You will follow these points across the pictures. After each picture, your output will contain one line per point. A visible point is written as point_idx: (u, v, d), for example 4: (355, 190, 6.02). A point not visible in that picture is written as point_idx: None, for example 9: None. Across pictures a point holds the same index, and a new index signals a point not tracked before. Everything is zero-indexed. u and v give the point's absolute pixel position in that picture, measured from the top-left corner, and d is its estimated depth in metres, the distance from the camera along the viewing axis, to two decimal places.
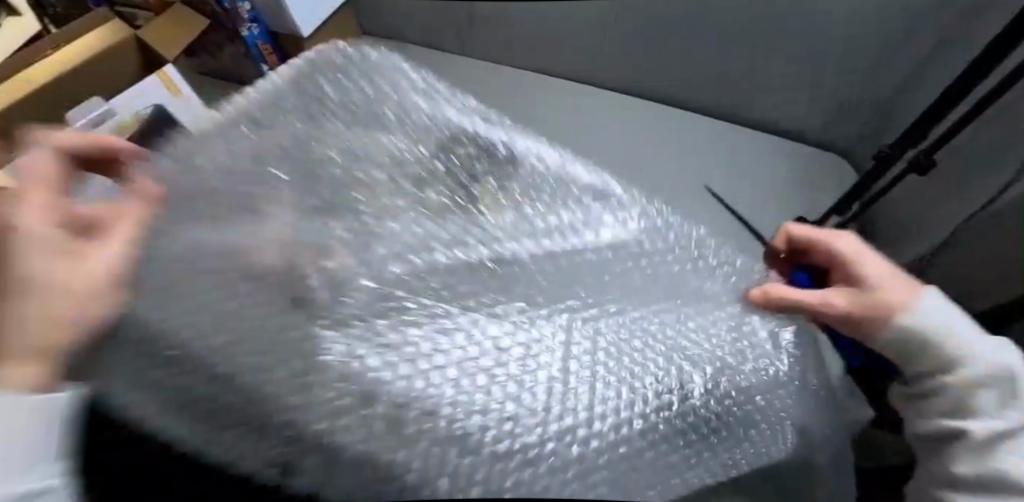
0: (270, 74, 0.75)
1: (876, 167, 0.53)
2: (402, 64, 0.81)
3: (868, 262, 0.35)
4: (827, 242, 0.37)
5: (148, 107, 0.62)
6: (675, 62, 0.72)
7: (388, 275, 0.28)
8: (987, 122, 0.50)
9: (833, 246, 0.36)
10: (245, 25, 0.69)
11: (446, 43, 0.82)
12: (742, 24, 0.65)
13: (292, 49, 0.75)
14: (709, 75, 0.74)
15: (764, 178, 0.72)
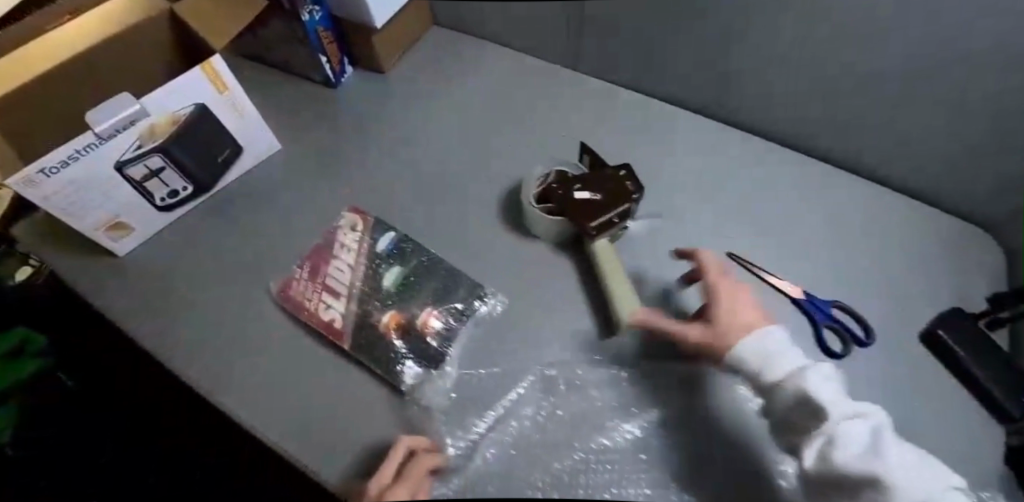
0: (328, 69, 0.63)
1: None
2: (477, 66, 0.69)
3: (729, 307, 0.41)
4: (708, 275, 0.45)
5: (188, 104, 0.51)
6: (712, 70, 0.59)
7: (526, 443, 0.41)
8: None
9: (717, 295, 0.42)
10: (305, 8, 0.56)
11: (530, 46, 0.69)
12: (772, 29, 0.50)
13: (358, 38, 0.62)
14: (708, 74, 0.60)
15: (864, 227, 0.58)
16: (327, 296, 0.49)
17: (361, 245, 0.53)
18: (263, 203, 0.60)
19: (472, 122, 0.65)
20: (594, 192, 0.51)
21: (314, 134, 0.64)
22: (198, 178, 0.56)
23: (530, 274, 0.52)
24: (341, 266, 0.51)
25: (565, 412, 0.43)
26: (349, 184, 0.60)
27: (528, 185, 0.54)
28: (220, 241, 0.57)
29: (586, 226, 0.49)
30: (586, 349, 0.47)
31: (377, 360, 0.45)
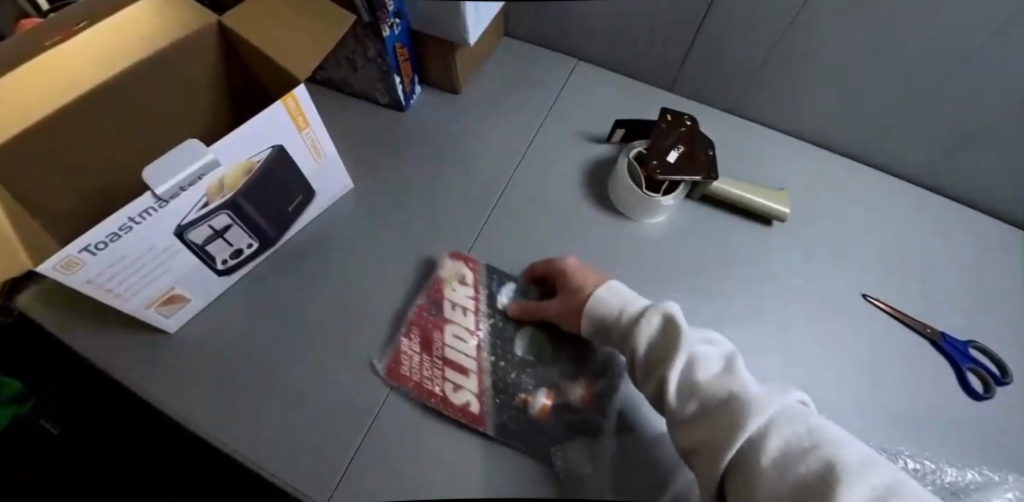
0: (400, 89, 0.54)
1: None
2: (565, 84, 0.59)
3: (575, 273, 0.44)
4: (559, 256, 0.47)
5: (267, 147, 0.41)
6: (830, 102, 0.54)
7: None
8: None
9: (555, 265, 0.46)
10: (387, 20, 0.46)
11: (621, 65, 0.59)
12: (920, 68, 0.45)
13: (435, 55, 0.53)
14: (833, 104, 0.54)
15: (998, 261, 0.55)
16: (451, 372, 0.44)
17: (474, 304, 0.47)
18: (338, 261, 0.50)
19: (572, 152, 0.55)
20: (674, 146, 0.49)
21: (387, 172, 0.54)
22: (266, 231, 0.46)
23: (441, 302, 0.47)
24: (459, 331, 0.46)
25: None
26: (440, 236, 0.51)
27: (625, 180, 0.49)
28: (294, 311, 0.48)
29: (700, 176, 0.48)
30: None
31: (526, 440, 0.42)
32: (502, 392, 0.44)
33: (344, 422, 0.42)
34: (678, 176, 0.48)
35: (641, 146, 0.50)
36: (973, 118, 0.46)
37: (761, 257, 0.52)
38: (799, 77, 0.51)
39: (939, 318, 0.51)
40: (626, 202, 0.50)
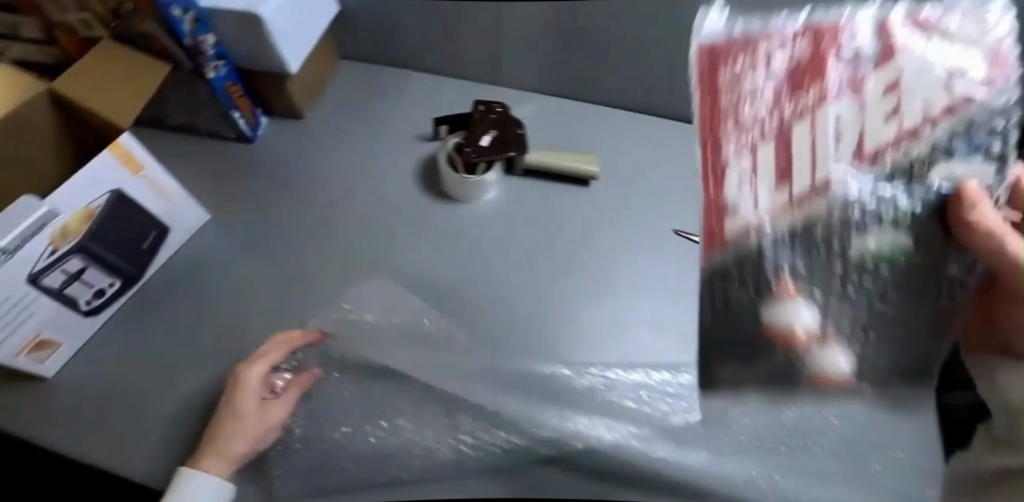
0: (242, 122, 0.60)
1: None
2: (401, 88, 0.67)
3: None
4: None
5: (103, 193, 0.46)
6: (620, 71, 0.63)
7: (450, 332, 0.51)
8: None
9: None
10: (209, 64, 0.53)
11: (449, 67, 0.68)
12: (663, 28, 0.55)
13: (268, 87, 0.60)
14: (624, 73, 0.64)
15: None
16: (844, 143, 0.29)
17: (903, 76, 0.27)
18: (208, 279, 0.55)
19: (411, 149, 0.62)
20: (486, 131, 0.57)
21: (246, 194, 0.60)
22: (125, 269, 0.51)
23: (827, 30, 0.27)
24: (841, 114, 0.28)
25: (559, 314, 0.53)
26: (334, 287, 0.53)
27: (444, 168, 0.57)
28: (166, 333, 0.52)
29: (510, 153, 0.56)
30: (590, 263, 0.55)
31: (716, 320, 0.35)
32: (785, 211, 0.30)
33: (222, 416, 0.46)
34: (490, 156, 0.55)
35: (457, 138, 0.58)
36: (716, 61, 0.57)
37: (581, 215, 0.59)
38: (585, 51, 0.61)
39: None
40: (512, 183, 0.59)
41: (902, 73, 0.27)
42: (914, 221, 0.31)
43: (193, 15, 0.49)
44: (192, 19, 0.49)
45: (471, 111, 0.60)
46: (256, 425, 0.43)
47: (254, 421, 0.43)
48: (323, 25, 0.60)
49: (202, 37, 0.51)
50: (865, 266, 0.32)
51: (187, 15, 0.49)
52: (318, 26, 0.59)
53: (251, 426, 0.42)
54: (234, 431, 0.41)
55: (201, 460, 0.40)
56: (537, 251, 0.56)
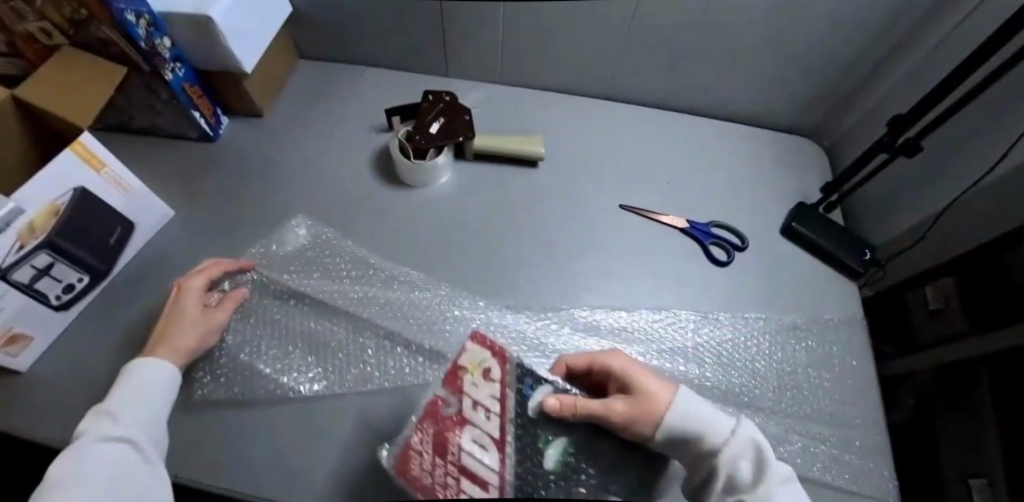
0: (203, 122, 0.62)
1: (865, 156, 0.58)
2: (357, 83, 0.70)
3: (634, 371, 0.42)
4: (602, 361, 0.43)
5: (69, 189, 0.48)
6: (562, 58, 0.67)
7: (401, 279, 0.57)
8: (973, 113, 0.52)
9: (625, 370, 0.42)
10: (166, 65, 0.56)
11: (403, 61, 0.71)
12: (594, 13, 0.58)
13: (227, 88, 0.63)
14: (567, 59, 0.67)
15: (728, 157, 0.69)
16: (479, 440, 0.34)
17: (498, 409, 0.35)
18: (176, 272, 0.58)
19: (366, 140, 0.65)
20: (436, 119, 0.60)
21: (211, 190, 0.63)
22: (94, 265, 0.53)
23: (431, 403, 0.36)
24: (490, 410, 0.35)
25: (494, 255, 0.58)
26: (305, 262, 0.58)
27: (396, 154, 0.59)
28: (139, 323, 0.55)
29: (457, 138, 0.59)
30: (541, 223, 0.60)
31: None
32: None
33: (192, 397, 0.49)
34: (439, 141, 0.58)
35: (408, 126, 0.61)
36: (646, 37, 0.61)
37: (530, 193, 0.62)
38: (527, 39, 0.64)
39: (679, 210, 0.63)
40: (469, 167, 0.63)
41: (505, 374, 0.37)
42: (584, 452, 0.35)
43: (148, 19, 0.52)
44: (147, 23, 0.52)
45: (421, 101, 0.63)
46: (199, 323, 0.48)
47: (196, 320, 0.48)
48: (278, 25, 0.63)
49: (157, 41, 0.54)
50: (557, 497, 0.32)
51: (141, 19, 0.52)
52: (271, 26, 0.62)
53: (194, 324, 0.48)
54: (181, 326, 0.47)
55: (155, 354, 0.45)
56: (488, 212, 0.61)
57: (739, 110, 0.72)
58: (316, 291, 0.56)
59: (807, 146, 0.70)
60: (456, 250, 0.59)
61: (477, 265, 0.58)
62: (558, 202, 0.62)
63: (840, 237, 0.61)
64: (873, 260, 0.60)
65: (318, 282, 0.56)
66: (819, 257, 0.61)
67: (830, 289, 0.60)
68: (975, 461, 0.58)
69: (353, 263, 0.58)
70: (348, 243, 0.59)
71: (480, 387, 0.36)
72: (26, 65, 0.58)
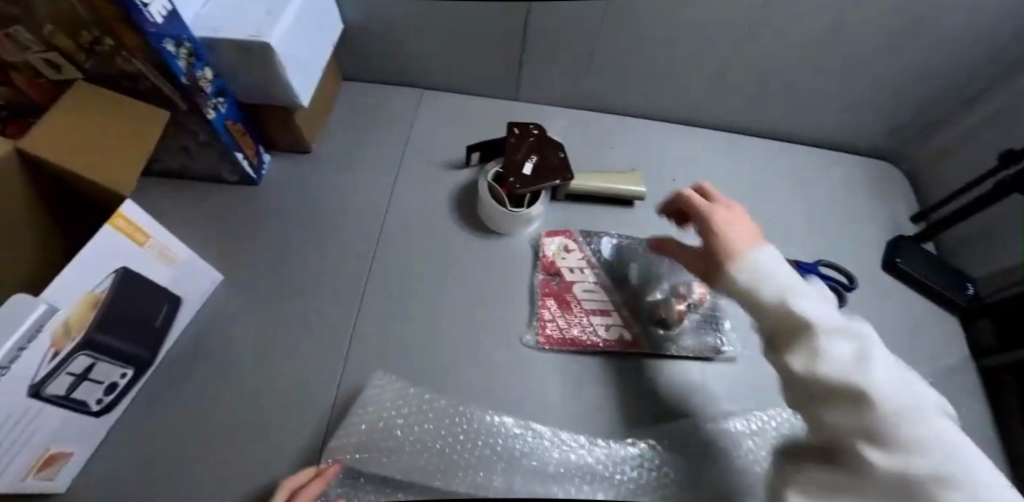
0: (246, 164, 0.52)
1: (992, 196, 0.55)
2: (416, 111, 0.61)
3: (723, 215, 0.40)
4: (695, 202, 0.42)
5: (109, 272, 0.38)
6: (649, 82, 0.61)
7: (486, 439, 0.44)
8: None
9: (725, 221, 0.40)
10: (209, 102, 0.46)
11: (469, 86, 0.62)
12: (701, 31, 0.53)
13: (274, 121, 0.53)
14: (654, 82, 0.61)
15: (818, 188, 0.65)
16: (586, 290, 0.50)
17: (585, 267, 0.51)
18: (233, 351, 0.48)
19: (438, 180, 0.57)
20: (527, 158, 0.53)
21: (259, 245, 0.53)
22: (138, 355, 0.43)
23: (544, 285, 0.50)
24: (599, 299, 0.49)
25: (572, 398, 0.46)
26: (377, 402, 0.45)
27: (487, 201, 0.51)
28: (194, 422, 0.45)
29: (557, 181, 0.52)
30: (616, 337, 0.48)
31: (650, 336, 0.48)
32: (648, 322, 0.49)
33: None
34: (536, 185, 0.51)
35: (496, 166, 0.53)
36: (750, 56, 0.56)
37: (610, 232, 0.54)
38: (615, 62, 0.58)
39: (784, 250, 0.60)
40: (562, 209, 0.56)
41: (584, 254, 0.51)
42: (648, 276, 0.51)
43: (188, 47, 0.42)
44: (188, 53, 0.42)
45: (503, 135, 0.55)
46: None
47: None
48: (331, 44, 0.53)
49: (200, 73, 0.44)
50: (645, 317, 0.49)
51: (181, 48, 0.42)
52: (326, 47, 0.52)
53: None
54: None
55: None
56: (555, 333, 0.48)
57: (820, 136, 0.68)
58: (390, 448, 0.44)
59: (890, 173, 0.68)
60: (527, 388, 0.46)
61: (562, 404, 0.46)
62: (631, 307, 0.49)
63: (945, 271, 0.60)
64: (975, 295, 0.59)
65: (380, 450, 0.43)
66: (925, 294, 0.60)
67: (936, 328, 0.58)
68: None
69: (426, 400, 0.46)
70: (436, 306, 0.51)
71: (567, 255, 0.51)
72: (24, 104, 0.47)
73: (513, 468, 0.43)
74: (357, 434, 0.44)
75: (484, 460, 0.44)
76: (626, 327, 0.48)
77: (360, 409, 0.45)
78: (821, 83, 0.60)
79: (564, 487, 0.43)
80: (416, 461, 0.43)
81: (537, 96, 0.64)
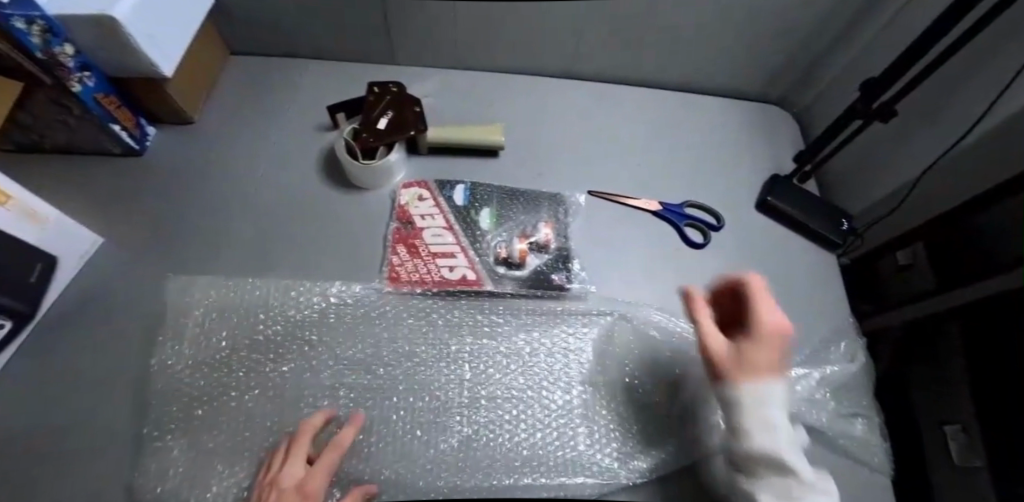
0: (125, 136, 0.57)
1: (837, 124, 0.55)
2: (297, 79, 0.65)
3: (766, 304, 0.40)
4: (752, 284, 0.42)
5: None
6: (515, 36, 0.62)
7: (336, 370, 0.49)
8: (953, 77, 0.50)
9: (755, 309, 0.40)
10: (73, 76, 0.49)
11: (345, 51, 0.65)
12: None
13: (149, 95, 0.57)
14: (523, 37, 0.62)
15: (695, 132, 0.66)
16: (439, 234, 0.54)
17: (441, 214, 0.55)
18: (116, 306, 0.52)
19: (313, 141, 0.61)
20: (383, 114, 0.55)
21: (145, 209, 0.57)
22: (16, 308, 0.48)
23: (396, 233, 0.54)
24: (449, 241, 0.54)
25: (430, 328, 0.51)
26: (243, 337, 0.50)
27: (343, 155, 0.54)
28: (73, 364, 0.49)
29: (408, 133, 0.54)
30: (462, 277, 0.52)
31: (495, 272, 0.52)
32: (495, 261, 0.53)
33: (150, 441, 0.45)
34: (388, 139, 0.54)
35: (355, 123, 0.56)
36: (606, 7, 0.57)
37: (472, 183, 0.58)
38: (475, 19, 0.59)
39: (653, 191, 0.61)
40: (425, 163, 0.59)
41: (442, 203, 0.56)
42: (502, 219, 0.56)
43: (42, 25, 0.45)
44: (42, 30, 0.45)
45: (365, 95, 0.57)
46: (318, 476, 0.39)
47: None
48: (197, 21, 0.56)
49: (58, 48, 0.47)
50: (491, 255, 0.53)
51: (34, 26, 0.44)
52: (190, 23, 0.55)
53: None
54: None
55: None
56: (409, 273, 0.52)
57: (701, 82, 0.69)
58: (250, 380, 0.48)
59: (771, 115, 0.69)
60: (380, 322, 0.51)
61: (416, 335, 0.50)
62: (480, 247, 0.53)
63: (818, 209, 0.60)
64: (851, 230, 0.59)
65: (244, 384, 0.48)
66: (798, 232, 0.60)
67: (807, 262, 0.58)
68: (952, 409, 0.61)
69: (288, 340, 0.50)
70: (300, 256, 0.54)
71: (423, 204, 0.55)
72: None
73: (363, 391, 0.48)
74: (221, 371, 0.49)
75: (340, 387, 0.48)
76: (472, 267, 0.52)
77: (225, 349, 0.50)
78: (688, 29, 0.60)
79: (412, 398, 0.47)
80: (273, 393, 0.48)
81: (412, 57, 0.66)
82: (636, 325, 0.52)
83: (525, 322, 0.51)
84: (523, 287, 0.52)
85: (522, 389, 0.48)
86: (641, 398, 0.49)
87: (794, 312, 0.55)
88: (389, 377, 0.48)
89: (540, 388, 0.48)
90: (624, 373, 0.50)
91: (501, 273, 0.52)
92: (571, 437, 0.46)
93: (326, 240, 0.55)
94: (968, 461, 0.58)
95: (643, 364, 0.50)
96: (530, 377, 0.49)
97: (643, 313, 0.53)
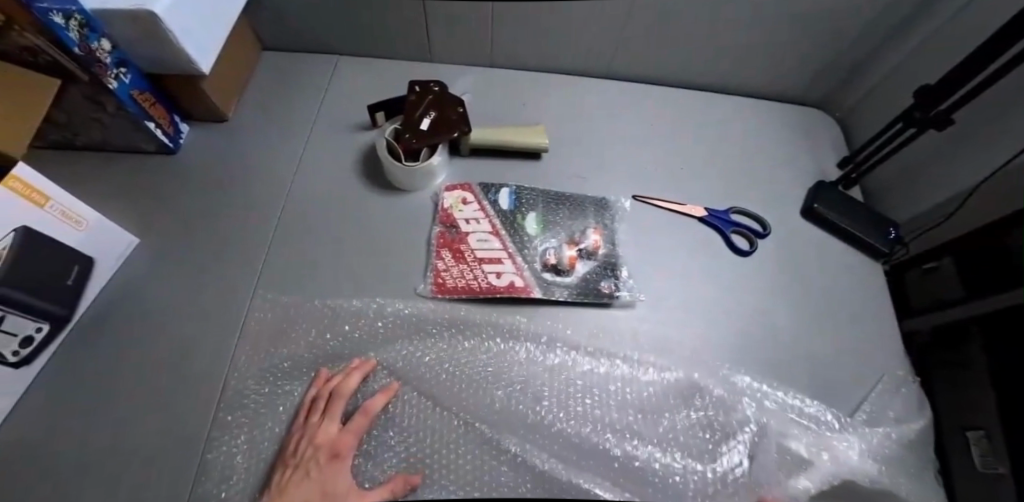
0: (159, 133, 0.55)
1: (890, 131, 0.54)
2: (331, 76, 0.63)
3: None
4: None
5: (8, 231, 0.39)
6: (558, 35, 0.60)
7: (383, 377, 0.48)
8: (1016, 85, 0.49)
9: None
10: (110, 72, 0.47)
11: (381, 48, 0.64)
12: None
13: (184, 91, 0.55)
14: (566, 37, 0.61)
15: (737, 136, 0.65)
16: (485, 239, 0.53)
17: (486, 218, 0.54)
18: (152, 308, 0.51)
19: (351, 140, 0.59)
20: (426, 114, 0.53)
21: (179, 209, 0.56)
22: (53, 310, 0.46)
23: (440, 238, 0.53)
24: (496, 246, 0.53)
25: (478, 335, 0.50)
26: (285, 341, 0.49)
27: (384, 156, 0.53)
28: (111, 369, 0.48)
29: (452, 135, 0.52)
30: (511, 284, 0.51)
31: (544, 278, 0.51)
32: (543, 267, 0.52)
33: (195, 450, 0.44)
34: (432, 141, 0.52)
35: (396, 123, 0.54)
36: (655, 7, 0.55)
37: (516, 186, 0.56)
38: (519, 17, 0.57)
39: (697, 196, 0.59)
40: (467, 164, 0.57)
41: (488, 206, 0.55)
42: (548, 224, 0.55)
43: (79, 19, 0.43)
44: (79, 25, 0.43)
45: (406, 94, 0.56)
46: (348, 437, 0.43)
47: (325, 465, 0.41)
48: (233, 15, 0.54)
49: (96, 44, 0.45)
50: (539, 261, 0.52)
51: (72, 20, 0.42)
52: (227, 17, 0.53)
53: (318, 475, 0.40)
54: (304, 489, 0.39)
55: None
56: (455, 278, 0.51)
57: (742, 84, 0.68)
58: (295, 385, 0.47)
59: (812, 119, 0.67)
60: (427, 327, 0.50)
61: (463, 341, 0.49)
62: (528, 253, 0.53)
63: (865, 216, 0.59)
64: (897, 238, 0.58)
65: (289, 391, 0.47)
66: (842, 239, 0.59)
67: (855, 271, 0.57)
68: (976, 411, 0.60)
69: (332, 345, 0.49)
70: (340, 258, 0.53)
71: (469, 208, 0.54)
72: None
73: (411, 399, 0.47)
74: (264, 377, 0.48)
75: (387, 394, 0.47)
76: (521, 274, 0.51)
77: (266, 355, 0.49)
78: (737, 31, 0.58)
79: (459, 406, 0.47)
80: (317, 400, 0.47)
81: (449, 55, 0.64)
82: (685, 334, 0.51)
83: (575, 329, 0.51)
84: (572, 293, 0.51)
85: (573, 398, 0.48)
86: (689, 408, 0.49)
87: (843, 321, 0.55)
88: (436, 384, 0.47)
89: (590, 397, 0.48)
90: (674, 383, 0.50)
91: (549, 280, 0.51)
92: (624, 446, 0.47)
93: (366, 243, 0.54)
94: (991, 466, 0.56)
95: (692, 373, 0.50)
96: (581, 386, 0.49)
97: (691, 321, 0.52)
